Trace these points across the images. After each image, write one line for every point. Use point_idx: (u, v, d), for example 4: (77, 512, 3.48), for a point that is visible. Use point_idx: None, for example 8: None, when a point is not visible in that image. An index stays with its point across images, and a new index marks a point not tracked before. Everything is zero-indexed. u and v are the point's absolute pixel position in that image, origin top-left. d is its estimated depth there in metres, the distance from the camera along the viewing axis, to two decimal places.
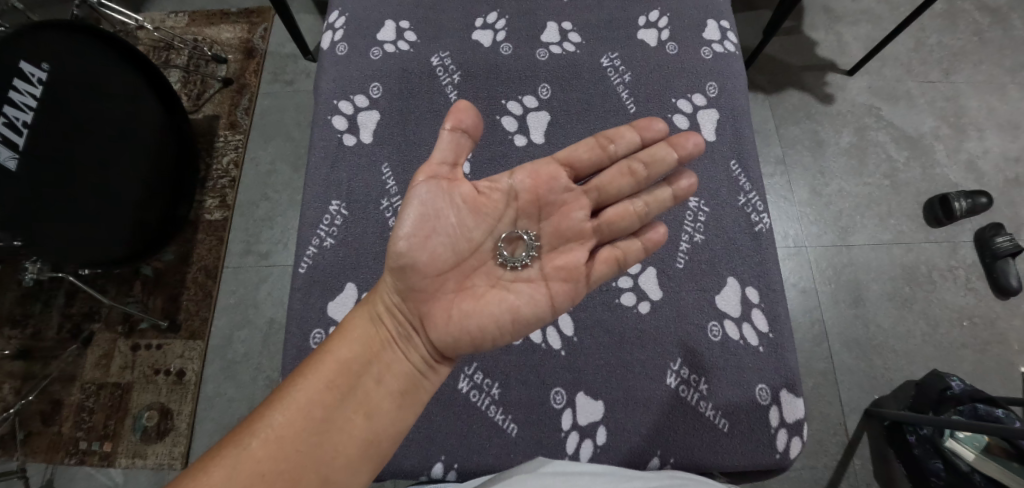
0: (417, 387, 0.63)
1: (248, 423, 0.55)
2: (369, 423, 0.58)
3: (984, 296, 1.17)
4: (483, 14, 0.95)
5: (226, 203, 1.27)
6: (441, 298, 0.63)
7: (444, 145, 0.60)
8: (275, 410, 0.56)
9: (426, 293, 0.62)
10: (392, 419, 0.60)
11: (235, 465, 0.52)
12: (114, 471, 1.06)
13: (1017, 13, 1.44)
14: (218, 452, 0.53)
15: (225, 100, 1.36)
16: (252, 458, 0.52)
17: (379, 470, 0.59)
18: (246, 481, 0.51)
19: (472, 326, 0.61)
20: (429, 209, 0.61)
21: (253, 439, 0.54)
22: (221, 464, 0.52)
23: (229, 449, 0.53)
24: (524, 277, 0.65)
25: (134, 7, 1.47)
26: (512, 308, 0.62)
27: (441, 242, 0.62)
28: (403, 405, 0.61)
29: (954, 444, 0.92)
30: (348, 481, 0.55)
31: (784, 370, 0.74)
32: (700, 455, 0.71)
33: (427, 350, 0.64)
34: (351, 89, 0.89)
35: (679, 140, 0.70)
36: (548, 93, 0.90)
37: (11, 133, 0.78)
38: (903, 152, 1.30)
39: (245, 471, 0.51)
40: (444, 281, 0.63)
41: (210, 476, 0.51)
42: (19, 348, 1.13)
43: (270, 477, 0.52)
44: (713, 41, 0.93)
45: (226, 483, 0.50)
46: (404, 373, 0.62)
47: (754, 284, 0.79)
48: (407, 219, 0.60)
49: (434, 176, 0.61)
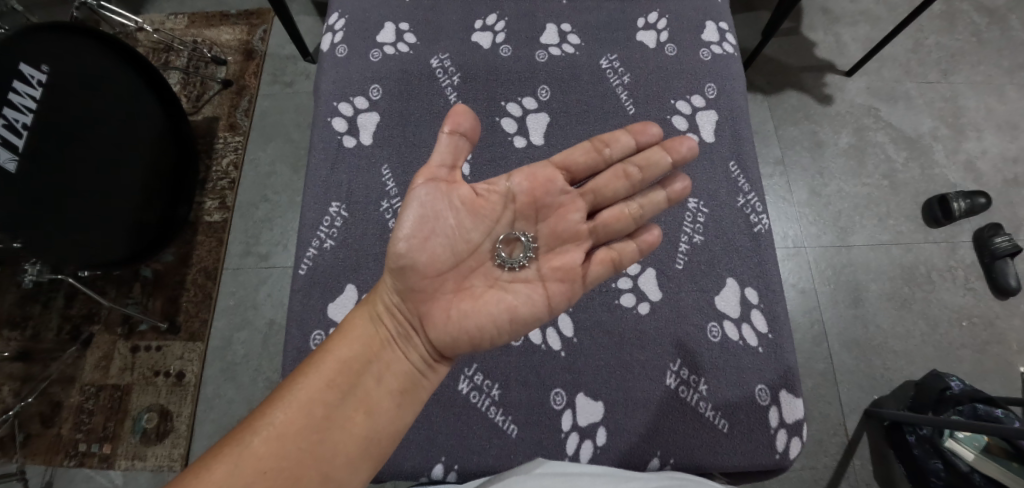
0: (417, 386, 0.63)
1: (248, 421, 0.55)
2: (370, 421, 0.58)
3: (983, 296, 1.17)
4: (483, 16, 0.95)
5: (225, 205, 1.27)
6: (439, 298, 0.63)
7: (443, 149, 0.61)
8: (276, 408, 0.56)
9: (425, 294, 0.62)
10: (392, 417, 0.60)
11: (236, 462, 0.52)
12: (113, 473, 1.06)
13: (1015, 14, 1.44)
14: (220, 450, 0.53)
15: (225, 102, 1.36)
16: (252, 455, 0.52)
17: (378, 468, 0.59)
18: (248, 478, 0.51)
19: (471, 326, 0.62)
20: (429, 210, 0.61)
21: (254, 436, 0.53)
22: (223, 461, 0.51)
23: (230, 447, 0.53)
24: (521, 278, 0.65)
25: (134, 8, 1.47)
26: (511, 308, 0.62)
27: (440, 243, 0.62)
28: (402, 404, 0.61)
29: (954, 444, 0.92)
30: (349, 479, 0.55)
31: (783, 371, 0.75)
32: (700, 455, 0.71)
33: (427, 350, 0.64)
34: (351, 91, 0.89)
35: (673, 145, 0.71)
36: (547, 95, 0.90)
37: (11, 136, 0.78)
38: (902, 153, 1.31)
39: (246, 468, 0.51)
40: (443, 281, 0.63)
41: (212, 473, 0.51)
42: (18, 350, 1.13)
43: (271, 475, 0.52)
44: (712, 43, 0.93)
45: (228, 480, 0.50)
46: (403, 372, 0.62)
47: (754, 284, 0.79)
48: (407, 221, 0.60)
49: (433, 179, 0.61)
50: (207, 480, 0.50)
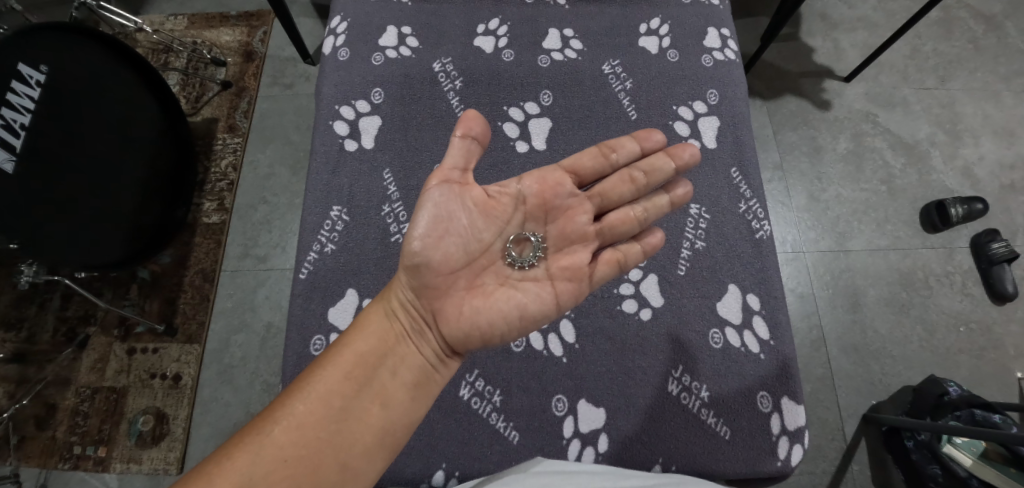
0: (430, 380, 0.62)
1: (268, 411, 0.55)
2: (385, 413, 0.57)
3: (980, 301, 1.18)
4: (485, 20, 0.95)
5: (224, 207, 1.26)
6: (452, 295, 0.62)
7: (456, 151, 0.60)
8: (296, 398, 0.56)
9: (438, 291, 0.62)
10: (406, 410, 0.59)
11: (257, 451, 0.52)
12: (108, 476, 1.05)
13: (1011, 22, 1.45)
14: (240, 440, 0.53)
15: (224, 103, 1.36)
16: (274, 443, 0.52)
17: (392, 458, 0.58)
18: (269, 467, 0.51)
19: (482, 322, 0.61)
20: (442, 210, 0.60)
21: (275, 425, 0.54)
22: (243, 451, 0.52)
23: (251, 436, 0.53)
24: (531, 276, 0.65)
25: (133, 9, 1.46)
26: (521, 304, 0.62)
27: (453, 242, 0.62)
28: (416, 398, 0.61)
29: (952, 450, 0.92)
30: (366, 468, 0.55)
31: (784, 377, 0.74)
32: (700, 462, 0.71)
33: (440, 345, 0.63)
34: (352, 95, 0.89)
35: (676, 153, 0.71)
36: (549, 100, 0.90)
37: (9, 136, 0.77)
38: (900, 159, 1.31)
39: (268, 456, 0.52)
40: (456, 279, 0.62)
41: (235, 462, 0.51)
42: (13, 351, 1.12)
43: (292, 464, 0.52)
44: (713, 49, 0.93)
45: (250, 468, 0.51)
46: (417, 366, 0.62)
47: (755, 291, 0.79)
48: (421, 222, 0.60)
49: (447, 181, 0.61)
50: (229, 469, 0.50)
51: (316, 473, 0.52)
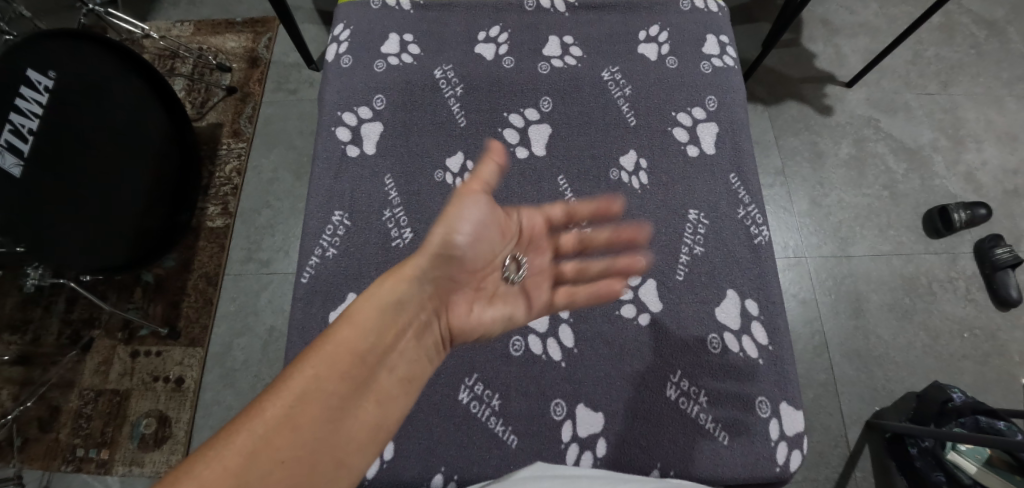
0: (425, 372, 0.61)
1: (252, 412, 0.49)
2: (382, 410, 0.55)
3: (983, 307, 1.17)
4: (486, 27, 0.96)
5: (228, 211, 1.27)
6: (461, 291, 0.67)
7: (490, 172, 0.61)
8: (286, 396, 0.51)
9: (451, 286, 0.65)
10: (400, 406, 0.57)
11: (247, 453, 0.46)
12: (110, 479, 1.06)
13: (1014, 27, 1.45)
14: (226, 439, 0.47)
15: (229, 109, 1.37)
16: (262, 447, 0.47)
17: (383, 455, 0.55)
18: (262, 469, 0.46)
19: (485, 320, 0.68)
20: (469, 218, 0.63)
21: (263, 426, 0.48)
22: (232, 451, 0.46)
23: (239, 435, 0.47)
24: (517, 289, 0.73)
25: (140, 16, 1.48)
26: (513, 310, 0.71)
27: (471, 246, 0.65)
28: (410, 394, 0.58)
29: (955, 457, 0.92)
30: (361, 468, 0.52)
31: (782, 382, 0.75)
32: (699, 467, 0.71)
33: (441, 338, 0.64)
34: (354, 101, 0.90)
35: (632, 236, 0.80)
36: (549, 106, 0.90)
37: (17, 140, 0.78)
38: (902, 164, 1.31)
39: (258, 462, 0.46)
40: (467, 278, 0.67)
41: (223, 463, 0.45)
42: (18, 353, 1.13)
43: (288, 464, 0.47)
44: (712, 56, 0.94)
45: (240, 471, 0.45)
46: (415, 361, 0.60)
47: (754, 296, 0.79)
48: (450, 223, 0.62)
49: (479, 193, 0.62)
50: (218, 472, 0.45)
51: (313, 473, 0.48)
